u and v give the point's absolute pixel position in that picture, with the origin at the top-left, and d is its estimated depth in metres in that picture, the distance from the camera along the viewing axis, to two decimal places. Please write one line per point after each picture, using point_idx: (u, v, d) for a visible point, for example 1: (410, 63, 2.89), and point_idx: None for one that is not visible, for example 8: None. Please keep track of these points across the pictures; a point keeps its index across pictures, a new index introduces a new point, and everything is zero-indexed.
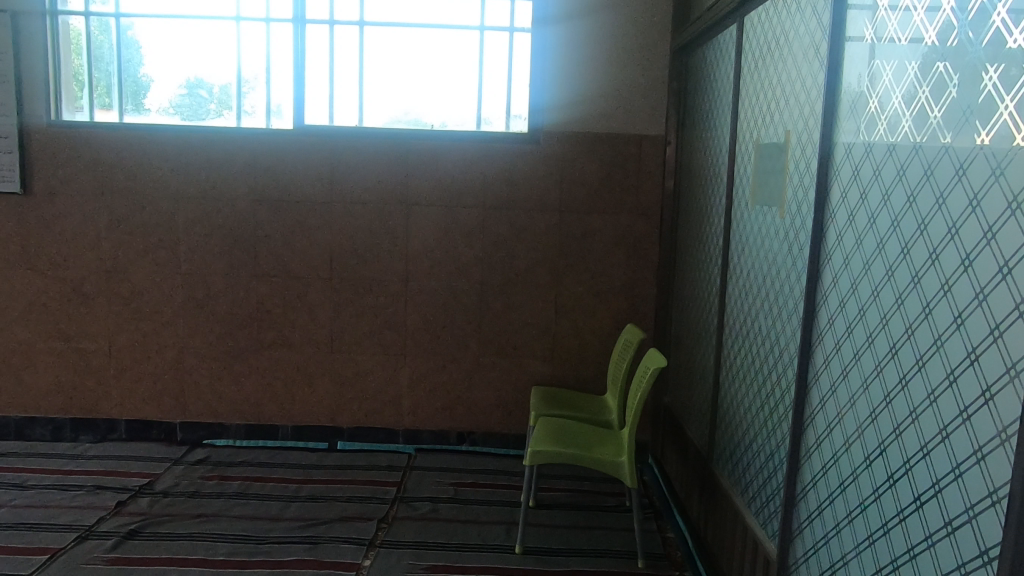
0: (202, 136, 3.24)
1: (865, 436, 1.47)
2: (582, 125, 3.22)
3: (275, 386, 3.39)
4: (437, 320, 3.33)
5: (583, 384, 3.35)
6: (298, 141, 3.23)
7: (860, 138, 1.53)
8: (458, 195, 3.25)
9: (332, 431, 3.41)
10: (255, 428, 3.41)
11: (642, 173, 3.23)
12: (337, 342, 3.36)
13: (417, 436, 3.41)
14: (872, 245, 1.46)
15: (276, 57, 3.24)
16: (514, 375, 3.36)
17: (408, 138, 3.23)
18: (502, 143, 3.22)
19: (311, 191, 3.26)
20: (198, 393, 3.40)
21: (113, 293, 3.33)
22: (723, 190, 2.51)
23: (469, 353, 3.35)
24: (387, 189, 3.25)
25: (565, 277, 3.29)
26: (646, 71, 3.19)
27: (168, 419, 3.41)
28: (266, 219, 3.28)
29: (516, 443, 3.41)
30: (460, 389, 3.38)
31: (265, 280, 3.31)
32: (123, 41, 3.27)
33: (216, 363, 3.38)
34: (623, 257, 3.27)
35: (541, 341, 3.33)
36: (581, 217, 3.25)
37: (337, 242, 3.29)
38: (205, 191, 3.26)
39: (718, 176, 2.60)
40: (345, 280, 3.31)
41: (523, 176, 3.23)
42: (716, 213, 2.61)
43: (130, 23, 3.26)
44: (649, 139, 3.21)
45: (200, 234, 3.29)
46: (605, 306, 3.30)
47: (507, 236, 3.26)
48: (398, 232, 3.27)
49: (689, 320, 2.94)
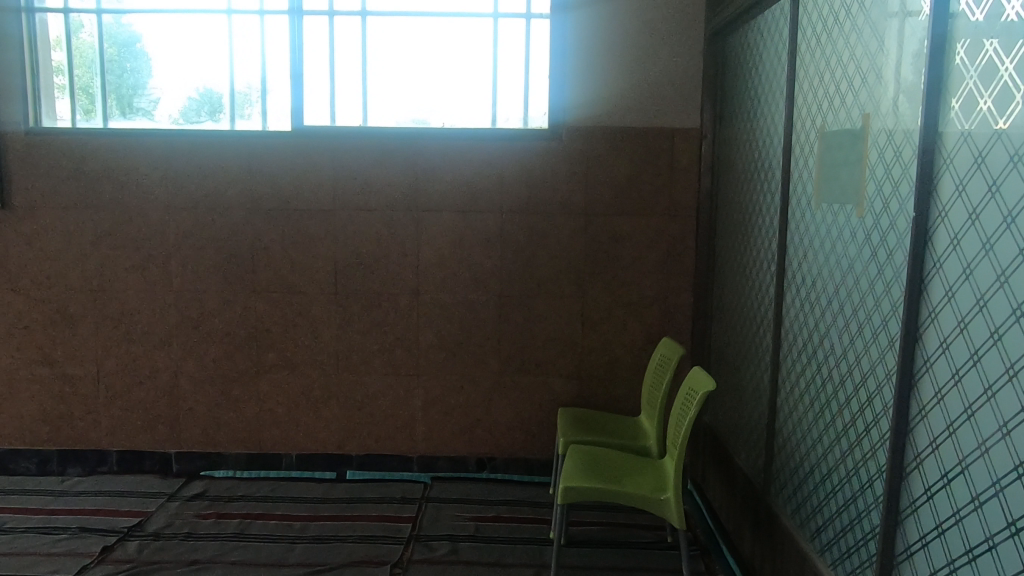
0: (192, 141, 2.97)
1: (1003, 495, 1.13)
2: (608, 118, 2.92)
3: (277, 412, 3.11)
4: (452, 337, 3.04)
5: (614, 403, 3.06)
6: (296, 144, 2.96)
7: (985, 117, 1.19)
8: (473, 200, 2.96)
9: (339, 459, 3.13)
10: (257, 457, 3.13)
11: (675, 170, 2.92)
12: (344, 362, 3.07)
13: (433, 463, 3.12)
14: (1010, 253, 1.11)
15: (273, 53, 2.98)
16: (537, 395, 3.07)
17: (417, 138, 2.94)
18: (520, 140, 2.93)
19: (312, 197, 2.98)
20: (194, 421, 3.12)
21: (100, 313, 3.06)
22: (778, 187, 2.20)
23: (488, 372, 3.06)
24: (395, 194, 2.97)
25: (592, 287, 2.99)
26: (677, 58, 2.89)
27: (162, 449, 3.14)
28: (264, 230, 3.00)
29: (542, 468, 3.11)
30: (478, 411, 3.09)
31: (265, 296, 3.04)
32: (115, 48, 3.02)
33: (213, 387, 3.10)
34: (657, 263, 2.97)
35: (567, 357, 3.04)
36: (610, 221, 2.95)
37: (341, 254, 3.01)
38: (198, 201, 2.99)
39: (770, 171, 2.29)
40: (351, 294, 3.03)
41: (544, 176, 2.94)
42: (767, 213, 2.30)
43: (128, 29, 3.01)
44: (682, 132, 2.91)
45: (193, 247, 3.02)
46: (636, 318, 3.00)
47: (527, 243, 2.97)
48: (409, 241, 2.99)
49: (736, 333, 2.63)
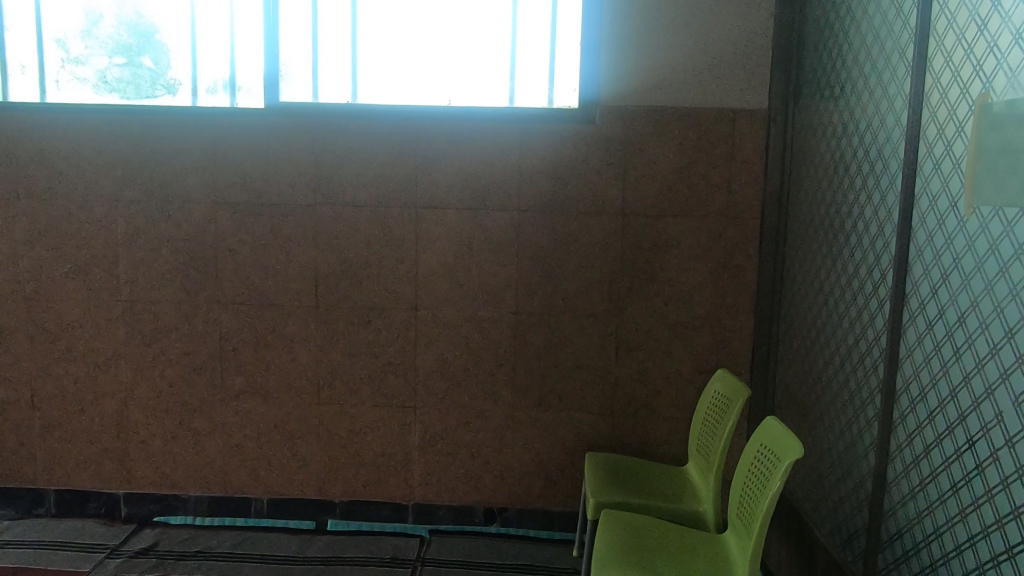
0: (144, 121, 2.44)
1: None
2: (652, 95, 2.35)
3: (245, 448, 2.58)
4: (458, 363, 2.50)
5: (653, 446, 2.50)
6: (269, 124, 2.42)
7: None
8: (484, 196, 2.41)
9: (319, 505, 2.60)
10: (221, 502, 2.61)
11: (736, 161, 2.35)
12: (326, 390, 2.54)
13: (432, 512, 2.59)
14: None
15: (246, 15, 2.47)
16: (560, 435, 2.52)
17: (417, 119, 2.40)
18: (543, 121, 2.37)
19: (289, 190, 2.45)
20: (146, 457, 2.60)
21: (35, 326, 2.54)
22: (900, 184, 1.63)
23: (500, 405, 2.51)
24: (389, 187, 2.43)
25: (629, 304, 2.43)
26: (742, 21, 2.31)
27: (109, 489, 2.62)
28: (230, 228, 2.47)
29: (564, 522, 2.56)
30: (488, 452, 2.55)
31: (231, 309, 2.50)
32: (131, 38, 2.50)
33: (168, 417, 2.57)
34: (710, 276, 2.40)
35: (597, 389, 2.49)
36: (653, 223, 2.39)
37: (323, 258, 2.47)
38: (151, 194, 2.46)
39: (888, 158, 1.71)
40: (336, 308, 2.49)
41: (573, 168, 2.38)
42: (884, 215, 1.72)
43: None
44: (745, 115, 2.34)
45: (145, 249, 2.48)
46: (683, 343, 2.44)
47: (550, 249, 2.42)
48: (406, 244, 2.45)
49: (818, 371, 2.07)
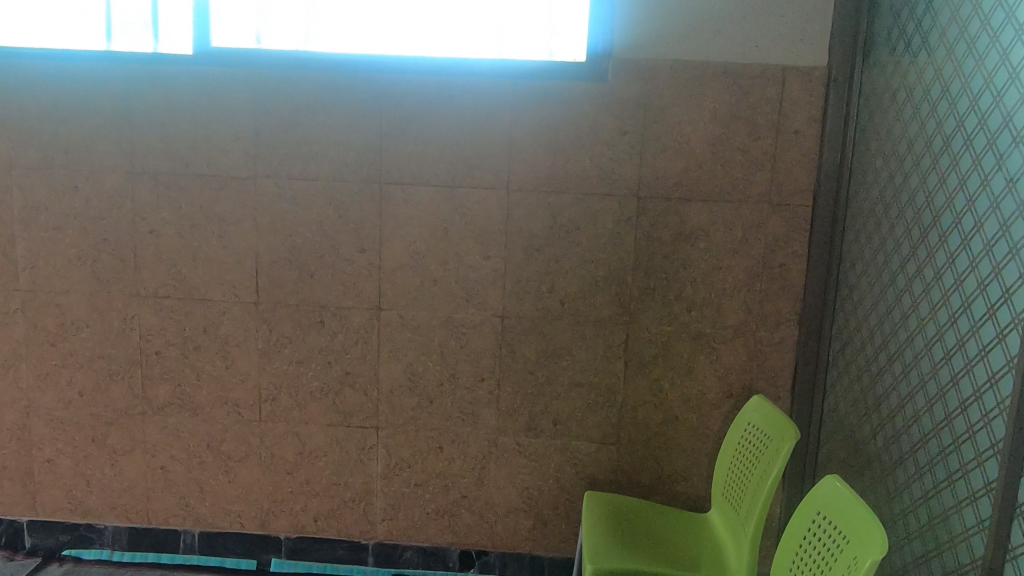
0: (41, 69, 1.94)
1: None
2: (680, 47, 1.85)
3: (172, 472, 2.13)
4: (429, 376, 2.04)
5: (666, 483, 2.05)
6: (196, 74, 1.93)
7: None
8: (465, 170, 1.93)
9: (262, 542, 2.16)
10: (143, 535, 2.17)
11: (786, 132, 1.85)
12: (269, 405, 2.08)
13: (396, 554, 2.14)
14: None
15: None
16: (553, 466, 2.06)
17: (381, 72, 1.90)
18: (540, 78, 1.87)
19: (223, 158, 1.97)
20: (54, 479, 2.15)
21: None
22: None
23: (481, 429, 2.05)
24: (347, 156, 1.95)
25: (643, 309, 1.96)
26: None
27: (10, 516, 2.19)
28: (150, 205, 1.99)
29: (556, 570, 2.11)
30: (465, 485, 2.09)
31: (153, 304, 2.04)
32: None
33: (80, 433, 2.12)
34: (746, 277, 1.92)
35: (600, 413, 2.02)
36: (677, 211, 1.90)
37: (265, 244, 2.00)
38: (52, 159, 1.99)
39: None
40: (280, 306, 2.02)
41: (577, 137, 1.89)
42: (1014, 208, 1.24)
43: None
44: (798, 74, 1.83)
45: (47, 228, 2.02)
46: (709, 359, 1.97)
47: (546, 240, 1.94)
48: (367, 229, 1.97)
49: (886, 409, 1.60)
